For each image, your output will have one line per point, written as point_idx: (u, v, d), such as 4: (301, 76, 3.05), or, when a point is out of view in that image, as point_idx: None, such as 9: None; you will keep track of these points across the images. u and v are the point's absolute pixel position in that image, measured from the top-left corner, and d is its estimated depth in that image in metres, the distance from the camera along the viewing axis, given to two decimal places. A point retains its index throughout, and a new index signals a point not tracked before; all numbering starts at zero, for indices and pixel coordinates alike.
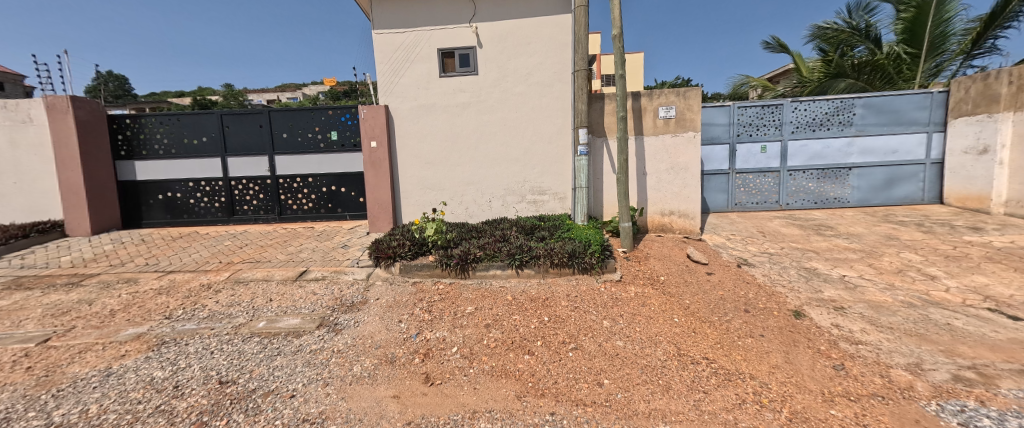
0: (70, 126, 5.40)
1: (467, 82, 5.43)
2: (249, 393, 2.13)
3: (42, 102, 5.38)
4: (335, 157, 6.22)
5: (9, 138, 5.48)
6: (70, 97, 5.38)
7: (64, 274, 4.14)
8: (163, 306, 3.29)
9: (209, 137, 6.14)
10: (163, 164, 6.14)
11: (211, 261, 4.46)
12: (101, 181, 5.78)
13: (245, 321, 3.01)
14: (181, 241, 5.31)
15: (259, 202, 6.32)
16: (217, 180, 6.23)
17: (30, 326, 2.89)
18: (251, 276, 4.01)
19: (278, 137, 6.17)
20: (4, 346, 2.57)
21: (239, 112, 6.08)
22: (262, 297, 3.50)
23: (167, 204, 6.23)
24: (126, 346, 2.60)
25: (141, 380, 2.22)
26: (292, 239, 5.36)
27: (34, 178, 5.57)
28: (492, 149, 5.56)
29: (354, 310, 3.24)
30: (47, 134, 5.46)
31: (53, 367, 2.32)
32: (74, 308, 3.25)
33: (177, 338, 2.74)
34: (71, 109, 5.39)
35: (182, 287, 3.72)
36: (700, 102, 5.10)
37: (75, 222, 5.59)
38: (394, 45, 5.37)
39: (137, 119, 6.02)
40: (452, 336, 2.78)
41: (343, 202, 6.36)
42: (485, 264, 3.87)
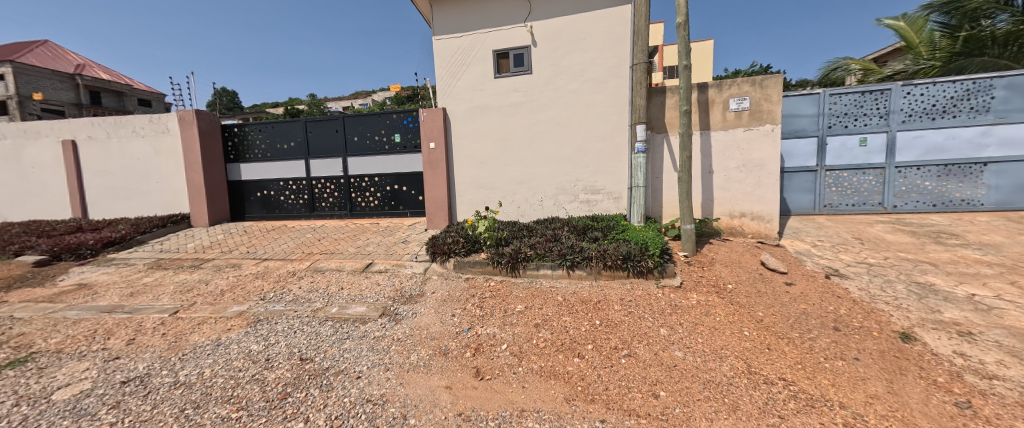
0: (194, 135, 6.54)
1: (521, 82, 5.46)
2: (323, 371, 2.39)
3: (176, 116, 6.59)
4: (398, 158, 6.69)
5: (154, 145, 6.79)
6: (195, 111, 6.51)
7: (189, 258, 5.04)
8: (259, 288, 3.84)
9: (295, 142, 7.01)
10: (261, 166, 7.15)
11: (296, 251, 5.09)
12: (216, 181, 6.91)
13: (321, 306, 3.38)
14: (273, 233, 6.12)
15: (334, 199, 7.05)
16: (301, 180, 7.07)
17: (166, 300, 3.58)
18: (326, 265, 4.49)
19: (350, 141, 6.81)
20: (149, 315, 3.21)
21: (319, 118, 6.83)
22: (335, 285, 3.90)
23: (263, 200, 7.24)
24: (231, 321, 3.08)
25: (241, 351, 2.61)
26: (360, 233, 5.88)
27: (169, 178, 6.85)
28: (543, 148, 5.53)
29: (412, 302, 3.46)
30: (179, 142, 6.68)
31: (180, 335, 2.84)
32: (196, 286, 3.94)
33: (269, 317, 3.17)
34: (195, 121, 6.52)
35: (273, 273, 4.31)
36: (781, 91, 4.51)
37: (198, 215, 6.76)
38: (451, 49, 5.60)
39: (243, 128, 7.09)
40: (502, 333, 2.82)
41: (404, 200, 6.83)
42: (536, 263, 3.86)
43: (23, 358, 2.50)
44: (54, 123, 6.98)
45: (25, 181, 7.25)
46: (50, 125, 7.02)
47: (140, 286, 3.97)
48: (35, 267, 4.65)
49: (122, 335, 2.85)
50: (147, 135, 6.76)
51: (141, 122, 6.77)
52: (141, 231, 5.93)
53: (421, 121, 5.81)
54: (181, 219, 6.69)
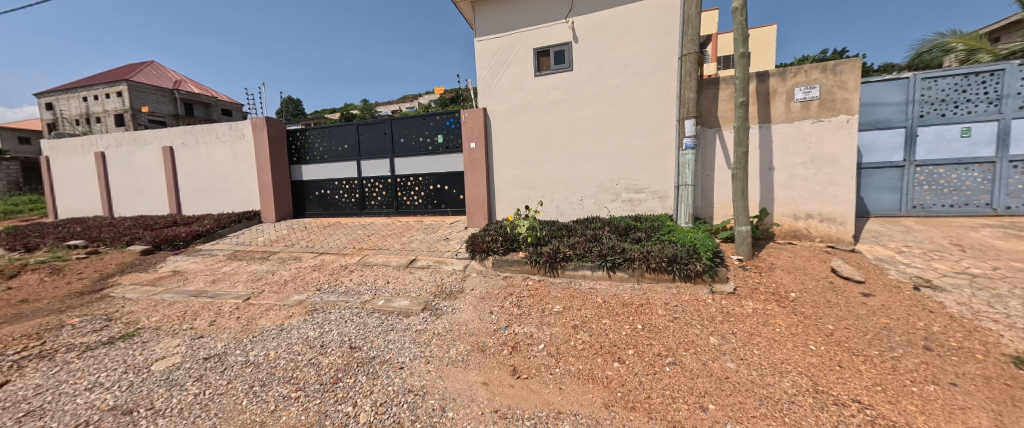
0: (265, 140, 7.29)
1: (561, 79, 5.38)
2: (370, 359, 2.54)
3: (250, 123, 7.39)
4: (440, 158, 6.93)
5: (232, 150, 7.68)
6: (265, 118, 7.24)
7: (259, 250, 5.63)
8: (316, 280, 4.19)
9: (349, 145, 7.54)
10: (319, 167, 7.78)
11: (348, 247, 5.47)
12: (282, 181, 7.64)
13: (369, 298, 3.60)
14: (328, 229, 6.64)
15: (382, 198, 7.47)
16: (353, 180, 7.59)
17: (241, 287, 4.04)
18: (375, 260, 4.78)
19: (396, 142, 7.18)
20: (227, 300, 3.65)
21: (370, 122, 7.28)
22: (382, 279, 4.14)
23: (321, 199, 7.87)
24: (293, 309, 3.39)
25: (301, 336, 2.86)
26: (405, 231, 6.18)
27: (245, 179, 7.71)
28: (584, 146, 5.41)
29: (452, 298, 3.56)
30: (252, 146, 7.48)
31: (251, 319, 3.19)
32: (265, 276, 4.40)
33: (324, 306, 3.44)
34: (265, 127, 7.26)
35: (329, 266, 4.67)
36: (859, 77, 3.99)
37: (267, 212, 7.54)
38: (492, 50, 5.67)
39: (304, 132, 7.76)
40: (539, 333, 2.81)
41: (446, 199, 7.06)
42: (575, 263, 3.79)
43: (131, 333, 2.95)
44: (156, 132, 8.16)
45: (136, 182, 8.57)
46: (154, 133, 8.21)
47: (220, 274, 4.52)
48: (142, 255, 5.49)
49: (206, 316, 3.26)
50: (228, 141, 7.66)
51: (223, 129, 7.68)
52: (222, 226, 6.74)
53: (463, 122, 5.96)
54: (254, 216, 7.50)
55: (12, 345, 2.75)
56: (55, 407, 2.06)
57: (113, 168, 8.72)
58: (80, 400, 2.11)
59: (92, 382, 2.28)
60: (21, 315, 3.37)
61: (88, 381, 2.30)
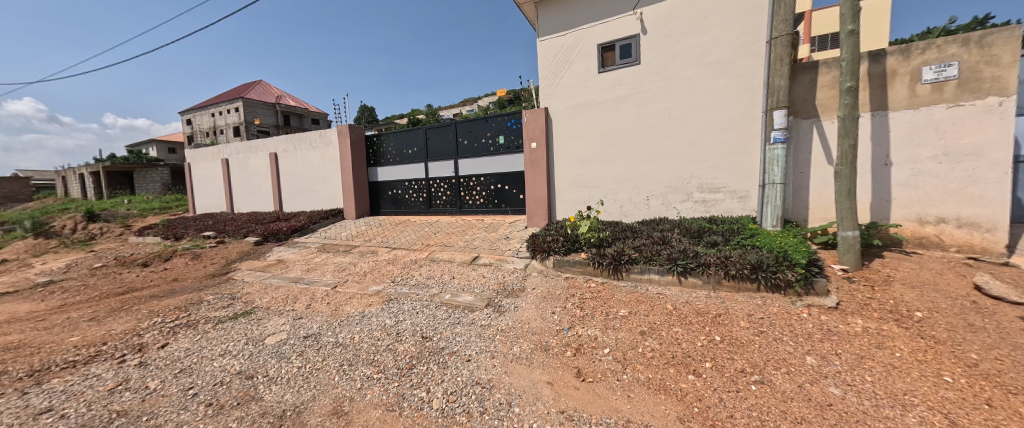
0: (348, 145, 8.15)
1: (627, 74, 5.16)
2: (440, 350, 2.69)
3: (336, 131, 8.32)
4: (501, 159, 7.10)
5: (321, 154, 8.71)
6: (348, 125, 8.09)
7: (343, 244, 6.31)
8: (390, 272, 4.57)
9: (417, 148, 8.09)
10: (391, 169, 8.47)
11: (417, 243, 5.88)
12: (360, 182, 8.46)
13: (437, 292, 3.81)
14: (399, 226, 7.20)
15: (446, 197, 7.89)
16: (421, 180, 8.13)
17: (330, 276, 4.57)
18: (441, 256, 5.06)
19: (460, 144, 7.53)
20: (319, 287, 4.16)
21: (436, 125, 7.72)
22: (448, 274, 4.36)
23: (393, 198, 8.56)
24: (372, 298, 3.74)
25: (379, 323, 3.14)
26: (467, 229, 6.44)
27: (330, 180, 8.70)
28: (651, 143, 5.13)
29: (514, 296, 3.62)
30: (338, 151, 8.41)
31: (338, 305, 3.59)
32: (348, 267, 4.91)
33: (398, 297, 3.74)
34: (348, 134, 8.11)
35: (401, 260, 5.06)
36: (1018, 48, 3.21)
37: (348, 210, 8.41)
38: (555, 49, 5.65)
39: (379, 137, 8.50)
40: (604, 337, 2.72)
41: (506, 198, 7.22)
42: (642, 266, 3.61)
43: (249, 310, 3.51)
44: (264, 140, 9.58)
45: (249, 184, 10.17)
46: (262, 142, 9.65)
47: (313, 264, 5.16)
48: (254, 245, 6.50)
49: (303, 300, 3.75)
50: (318, 146, 8.71)
51: (314, 137, 8.74)
52: (313, 221, 7.68)
53: (524, 122, 6.03)
54: (337, 213, 8.41)
55: (169, 314, 3.44)
56: (200, 367, 2.53)
57: (233, 172, 10.46)
58: (217, 363, 2.57)
59: (224, 350, 2.76)
60: (174, 291, 4.21)
61: (220, 348, 2.78)
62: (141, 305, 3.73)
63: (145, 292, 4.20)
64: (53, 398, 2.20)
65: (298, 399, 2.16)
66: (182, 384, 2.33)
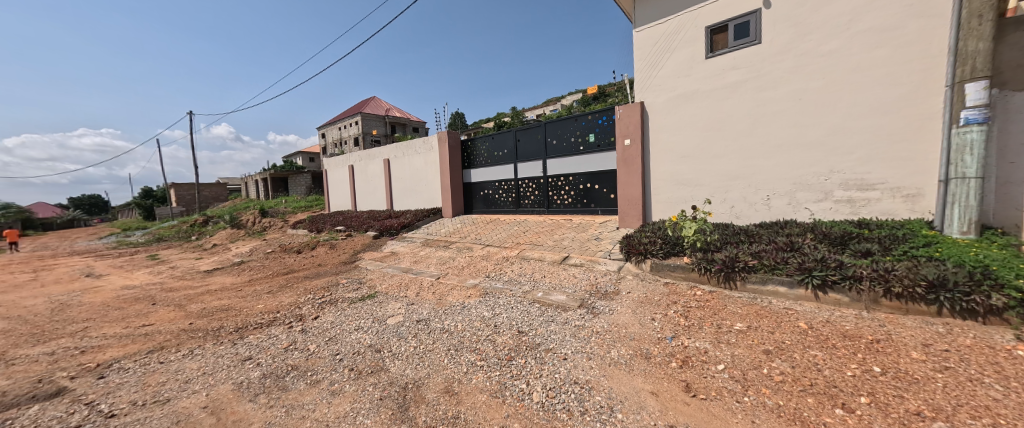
0: (446, 150, 8.96)
1: (743, 57, 4.66)
2: (536, 346, 2.75)
3: (436, 137, 9.23)
4: (591, 158, 6.99)
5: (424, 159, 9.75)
6: (447, 132, 8.90)
7: (442, 240, 6.95)
8: (485, 268, 4.88)
9: (507, 150, 8.48)
10: (483, 170, 9.02)
11: (507, 241, 6.15)
12: (456, 183, 9.19)
13: (529, 289, 3.93)
14: (491, 224, 7.63)
15: (534, 197, 8.08)
16: (510, 181, 8.48)
17: (434, 268, 5.09)
18: (531, 255, 5.20)
19: (549, 145, 7.64)
20: (425, 277, 4.67)
21: (525, 127, 7.96)
22: (538, 272, 4.46)
23: (485, 198, 9.08)
24: (470, 291, 4.04)
25: (478, 315, 3.38)
26: (556, 228, 6.48)
27: (431, 181, 9.67)
28: (776, 134, 4.54)
29: (609, 298, 3.51)
30: (437, 155, 9.32)
31: (441, 295, 3.97)
32: (448, 261, 5.40)
33: (493, 292, 3.96)
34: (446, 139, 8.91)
35: (493, 257, 5.36)
36: None
37: (446, 208, 9.19)
38: (653, 39, 5.35)
39: (472, 141, 9.14)
40: (717, 351, 2.44)
41: (596, 198, 7.07)
42: (762, 275, 3.17)
43: (372, 294, 4.13)
44: (379, 149, 11.14)
45: (367, 186, 11.95)
46: (377, 150, 11.24)
47: (418, 257, 5.81)
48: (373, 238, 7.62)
49: (414, 288, 4.26)
50: (421, 152, 9.78)
51: (418, 144, 9.83)
52: (417, 219, 8.67)
53: (618, 119, 5.83)
54: (437, 212, 9.26)
55: (317, 293, 4.27)
56: (342, 337, 3.07)
57: (356, 177, 12.42)
58: (354, 336, 3.09)
59: (358, 325, 3.30)
60: (319, 273, 5.21)
61: (354, 324, 3.33)
62: (298, 284, 4.71)
63: (301, 273, 5.29)
64: (251, 350, 2.91)
65: (416, 374, 2.45)
66: (330, 351, 2.85)
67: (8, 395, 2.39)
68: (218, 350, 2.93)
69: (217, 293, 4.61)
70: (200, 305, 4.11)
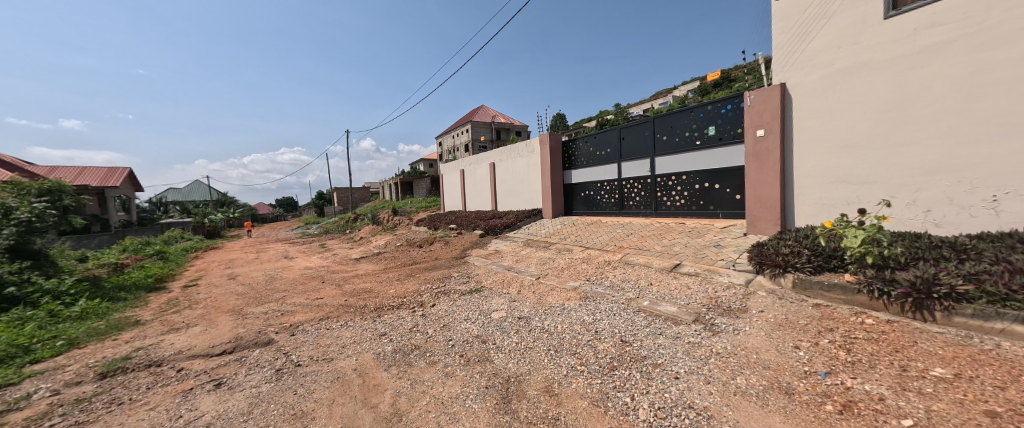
0: (547, 152, 9.11)
1: (950, 8, 3.45)
2: (642, 359, 2.55)
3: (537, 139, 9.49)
4: (710, 153, 6.20)
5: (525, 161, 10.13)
6: (548, 133, 9.05)
7: (542, 240, 7.10)
8: (585, 271, 4.78)
9: (610, 149, 8.15)
10: (585, 171, 8.85)
11: (609, 244, 5.88)
12: (557, 184, 9.25)
13: (634, 297, 3.69)
14: (592, 226, 7.42)
15: (640, 198, 7.54)
16: (613, 181, 8.11)
17: (534, 268, 5.23)
18: (636, 260, 4.87)
19: (658, 140, 7.04)
20: (526, 276, 4.86)
21: (632, 123, 7.51)
22: (645, 280, 4.14)
23: (586, 199, 8.90)
24: (571, 293, 4.02)
25: (578, 318, 3.32)
26: (665, 232, 5.89)
27: (532, 183, 9.99)
28: (1012, 107, 3.21)
29: (733, 315, 3.02)
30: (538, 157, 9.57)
31: (542, 295, 4.06)
32: (548, 261, 5.48)
33: (594, 296, 3.85)
34: (547, 141, 9.07)
35: (594, 260, 5.22)
36: None
37: (546, 210, 9.35)
38: (801, 5, 4.46)
39: (574, 141, 9.08)
40: (900, 400, 1.82)
41: (716, 199, 6.25)
42: (982, 307, 2.27)
43: (479, 288, 4.49)
44: (486, 153, 12.05)
45: (475, 188, 13.08)
46: (485, 155, 12.19)
47: (520, 256, 6.06)
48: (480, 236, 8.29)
49: (516, 286, 4.47)
50: (523, 155, 10.19)
51: (521, 147, 10.26)
52: (519, 219, 9.08)
53: (747, 107, 5.05)
54: (538, 212, 9.49)
55: (435, 283, 4.87)
56: (454, 325, 3.43)
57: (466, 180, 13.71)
58: (464, 325, 3.42)
59: (467, 316, 3.63)
60: (436, 266, 5.94)
61: (464, 315, 3.67)
62: (420, 274, 5.46)
63: (422, 265, 6.12)
64: (386, 327, 3.51)
65: (519, 370, 2.55)
66: (445, 336, 3.21)
67: (244, 339, 3.46)
68: (364, 324, 3.63)
69: (363, 277, 5.71)
70: (352, 286, 5.17)
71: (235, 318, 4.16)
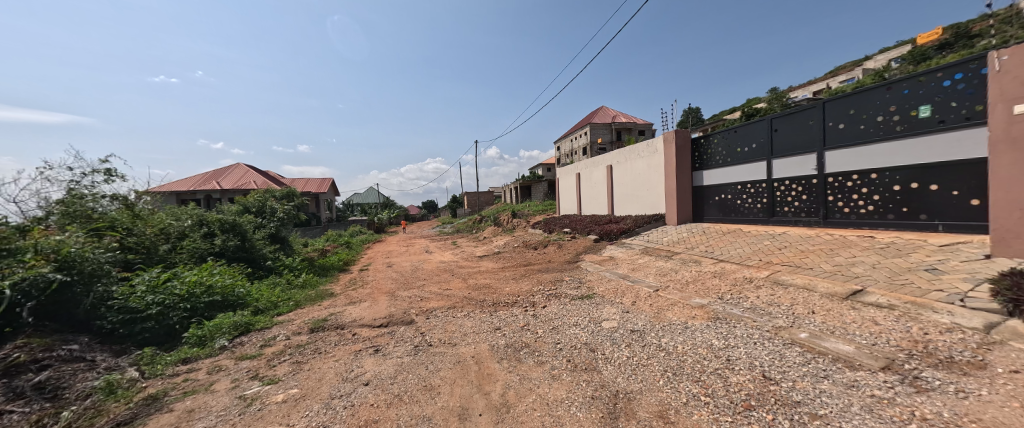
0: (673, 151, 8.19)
1: None
2: (793, 404, 2.02)
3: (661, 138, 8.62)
4: (922, 142, 4.50)
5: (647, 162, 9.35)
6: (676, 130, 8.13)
7: (664, 249, 6.44)
8: (717, 287, 4.12)
9: (758, 144, 6.81)
10: (722, 171, 7.61)
11: (752, 258, 4.90)
12: (685, 187, 8.24)
13: (786, 325, 2.97)
14: (730, 235, 6.30)
15: (802, 203, 6.03)
16: (761, 182, 6.75)
17: (653, 279, 4.81)
18: (790, 280, 3.91)
19: (832, 130, 5.50)
20: (642, 287, 4.50)
21: (790, 111, 6.10)
22: (803, 306, 3.28)
23: (720, 204, 7.65)
24: (696, 311, 3.53)
25: (705, 341, 2.90)
26: (842, 247, 4.52)
27: (654, 185, 9.16)
28: None
29: (956, 371, 2.09)
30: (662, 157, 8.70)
31: (660, 309, 3.70)
32: (670, 273, 4.95)
33: (727, 318, 3.29)
34: (674, 138, 8.15)
35: (729, 275, 4.44)
36: None
37: (671, 215, 8.41)
38: None
39: (707, 138, 7.95)
40: None
41: (931, 205, 4.49)
42: None
43: (590, 295, 4.41)
44: (604, 156, 11.67)
45: (591, 192, 12.81)
46: (603, 157, 11.81)
47: (637, 265, 5.65)
48: (595, 241, 8.11)
49: (630, 296, 4.20)
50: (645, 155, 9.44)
51: (642, 147, 9.52)
52: (638, 225, 8.47)
53: (995, 73, 3.50)
54: (660, 218, 8.66)
55: (547, 286, 5.01)
56: (563, 329, 3.47)
57: (582, 183, 13.58)
58: (573, 330, 3.42)
59: (577, 322, 3.61)
60: (549, 269, 6.11)
61: (573, 320, 3.68)
62: (534, 275, 5.70)
63: (536, 267, 6.39)
64: (500, 322, 3.82)
65: (628, 386, 2.40)
66: (553, 339, 3.28)
67: (395, 317, 4.33)
68: (482, 317, 4.05)
69: (484, 274, 6.35)
70: (475, 281, 5.81)
71: (390, 299, 5.25)
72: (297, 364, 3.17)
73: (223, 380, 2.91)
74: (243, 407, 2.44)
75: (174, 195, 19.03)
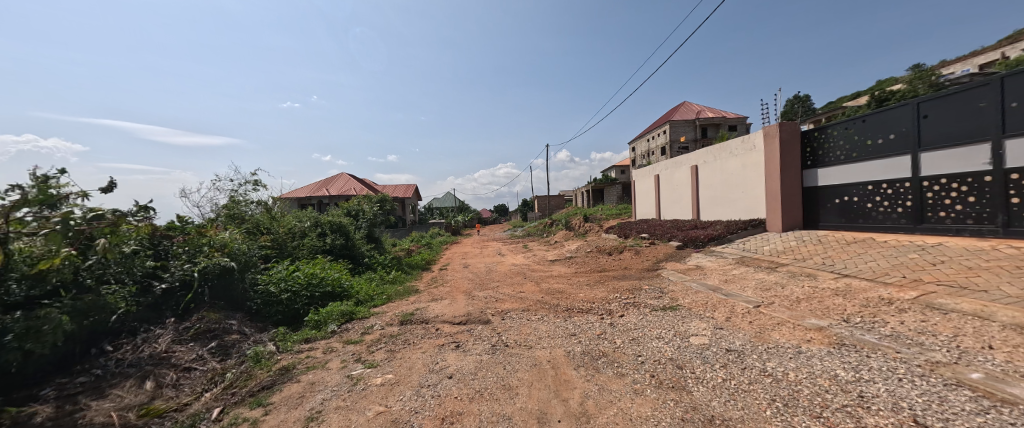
0: (776, 147, 7.16)
1: None
2: None
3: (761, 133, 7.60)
4: None
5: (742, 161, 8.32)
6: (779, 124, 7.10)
7: (764, 260, 5.64)
8: (840, 308, 3.46)
9: (897, 134, 5.60)
10: (844, 168, 6.44)
11: (891, 275, 4.00)
12: (792, 188, 7.14)
13: (946, 362, 2.35)
14: (857, 245, 5.25)
15: (967, 207, 4.78)
16: (903, 181, 5.53)
17: (751, 293, 4.24)
18: (951, 304, 3.09)
19: (1014, 112, 4.24)
20: (739, 302, 4.00)
21: (946, 92, 4.88)
22: (974, 339, 2.56)
23: (843, 207, 6.49)
24: (812, 334, 3.01)
25: (827, 371, 2.45)
26: None
27: (751, 187, 8.10)
28: None
29: None
30: (761, 154, 7.65)
31: (763, 328, 3.24)
32: (773, 287, 4.31)
33: (856, 345, 2.74)
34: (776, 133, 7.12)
35: (857, 294, 3.70)
36: None
37: (774, 221, 7.36)
38: None
39: (824, 130, 6.80)
40: None
41: None
42: None
43: (675, 307, 4.07)
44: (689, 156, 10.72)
45: (673, 195, 11.87)
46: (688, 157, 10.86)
47: (730, 276, 5.05)
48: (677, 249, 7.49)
49: (723, 311, 3.77)
50: (738, 154, 8.42)
51: (736, 145, 8.51)
52: (731, 231, 7.58)
53: None
54: (759, 224, 7.63)
55: (625, 294, 4.77)
56: (645, 342, 3.26)
57: (662, 186, 12.68)
58: (656, 343, 3.20)
59: (661, 335, 3.36)
60: (626, 276, 5.82)
61: (656, 332, 3.43)
62: (610, 282, 5.48)
63: (612, 273, 6.14)
64: (576, 329, 3.75)
65: (725, 411, 2.15)
66: (634, 350, 3.10)
67: (473, 316, 4.56)
68: (558, 322, 4.02)
69: (557, 278, 6.31)
70: (548, 285, 5.82)
71: (468, 298, 5.55)
72: (391, 352, 3.54)
73: (335, 360, 3.39)
74: (351, 385, 2.82)
75: (296, 200, 23.01)
